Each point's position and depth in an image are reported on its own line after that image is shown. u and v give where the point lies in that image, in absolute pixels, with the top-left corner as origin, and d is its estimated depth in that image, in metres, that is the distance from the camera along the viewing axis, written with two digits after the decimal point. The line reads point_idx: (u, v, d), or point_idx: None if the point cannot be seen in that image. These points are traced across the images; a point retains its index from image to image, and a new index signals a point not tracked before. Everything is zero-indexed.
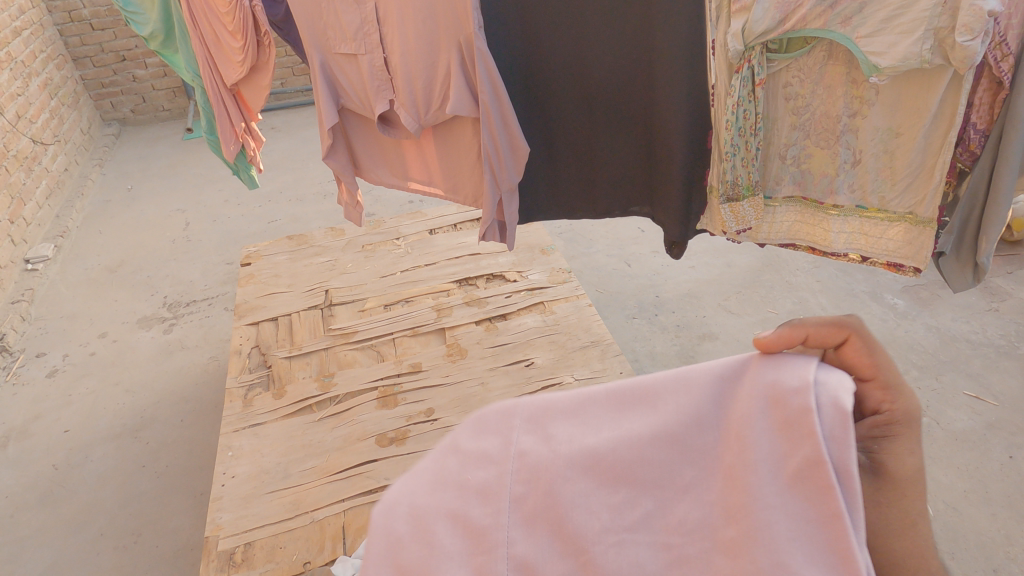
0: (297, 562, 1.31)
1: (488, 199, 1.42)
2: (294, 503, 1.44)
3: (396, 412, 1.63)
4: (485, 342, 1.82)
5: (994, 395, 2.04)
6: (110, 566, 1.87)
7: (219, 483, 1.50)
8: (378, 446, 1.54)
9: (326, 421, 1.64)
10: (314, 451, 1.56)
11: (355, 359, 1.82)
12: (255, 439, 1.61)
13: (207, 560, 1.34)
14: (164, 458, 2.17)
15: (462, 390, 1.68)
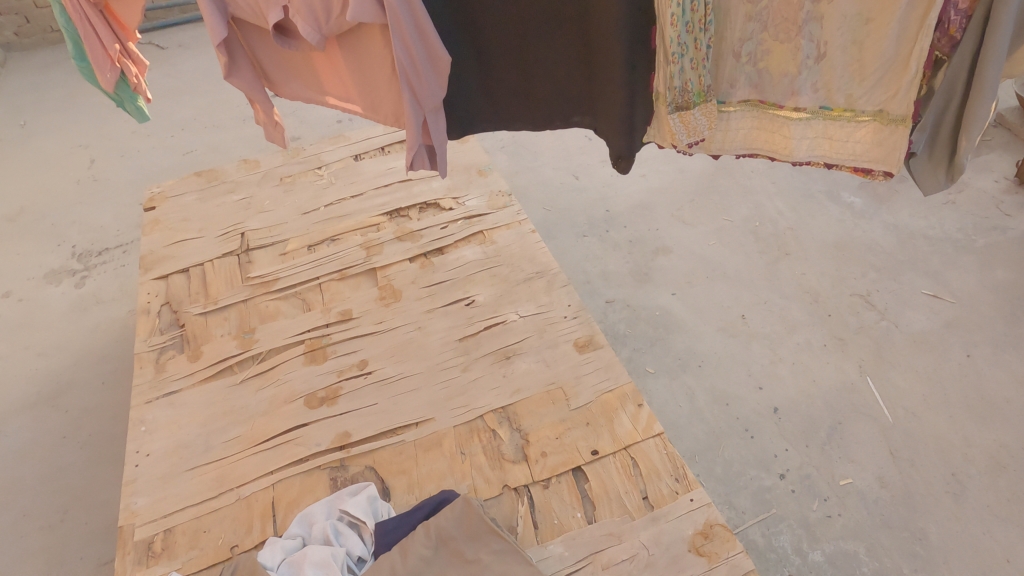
0: (224, 546, 1.19)
1: (410, 122, 1.21)
2: (217, 479, 1.30)
3: (326, 367, 1.48)
4: (421, 282, 1.65)
5: (952, 292, 1.99)
6: (37, 548, 1.74)
7: (132, 464, 1.35)
8: (308, 408, 1.40)
9: (250, 382, 1.48)
10: (237, 418, 1.41)
11: (278, 310, 1.64)
12: (171, 409, 1.45)
13: (123, 552, 1.21)
14: (87, 426, 2.00)
15: (398, 337, 1.53)
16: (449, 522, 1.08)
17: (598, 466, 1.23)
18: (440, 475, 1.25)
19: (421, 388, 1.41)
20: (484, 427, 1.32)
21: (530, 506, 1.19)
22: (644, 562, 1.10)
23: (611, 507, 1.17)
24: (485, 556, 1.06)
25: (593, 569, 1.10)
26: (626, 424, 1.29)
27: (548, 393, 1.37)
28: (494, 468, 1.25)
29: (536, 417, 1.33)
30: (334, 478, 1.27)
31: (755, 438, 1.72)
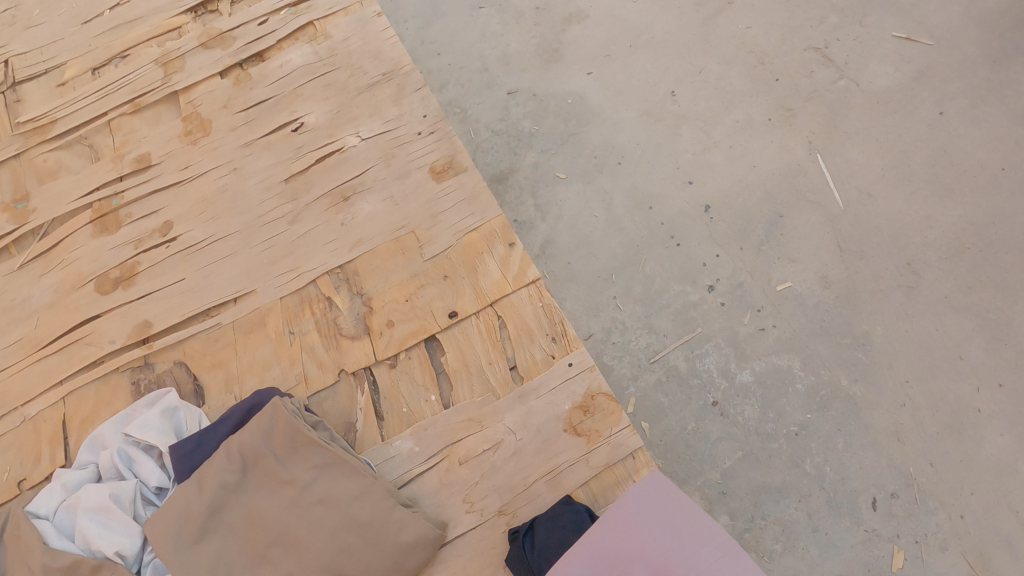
0: (10, 483, 0.97)
1: None
2: None
3: (120, 238, 1.15)
4: (235, 104, 1.23)
5: (929, 32, 1.58)
6: None
7: None
8: (100, 294, 1.10)
9: (30, 267, 1.16)
10: (18, 317, 1.12)
11: (60, 165, 1.26)
12: None
13: None
14: None
15: (208, 185, 1.17)
16: (254, 438, 0.84)
17: (456, 333, 0.97)
18: (263, 365, 1.00)
19: (238, 252, 1.10)
20: (317, 296, 1.04)
21: (372, 393, 0.95)
22: (510, 451, 0.88)
23: (471, 385, 0.93)
24: (303, 475, 0.84)
25: (448, 466, 0.88)
26: (493, 272, 1.00)
27: (396, 243, 1.06)
28: (328, 348, 0.99)
29: (381, 276, 1.03)
30: (136, 382, 1.02)
31: (681, 246, 1.45)
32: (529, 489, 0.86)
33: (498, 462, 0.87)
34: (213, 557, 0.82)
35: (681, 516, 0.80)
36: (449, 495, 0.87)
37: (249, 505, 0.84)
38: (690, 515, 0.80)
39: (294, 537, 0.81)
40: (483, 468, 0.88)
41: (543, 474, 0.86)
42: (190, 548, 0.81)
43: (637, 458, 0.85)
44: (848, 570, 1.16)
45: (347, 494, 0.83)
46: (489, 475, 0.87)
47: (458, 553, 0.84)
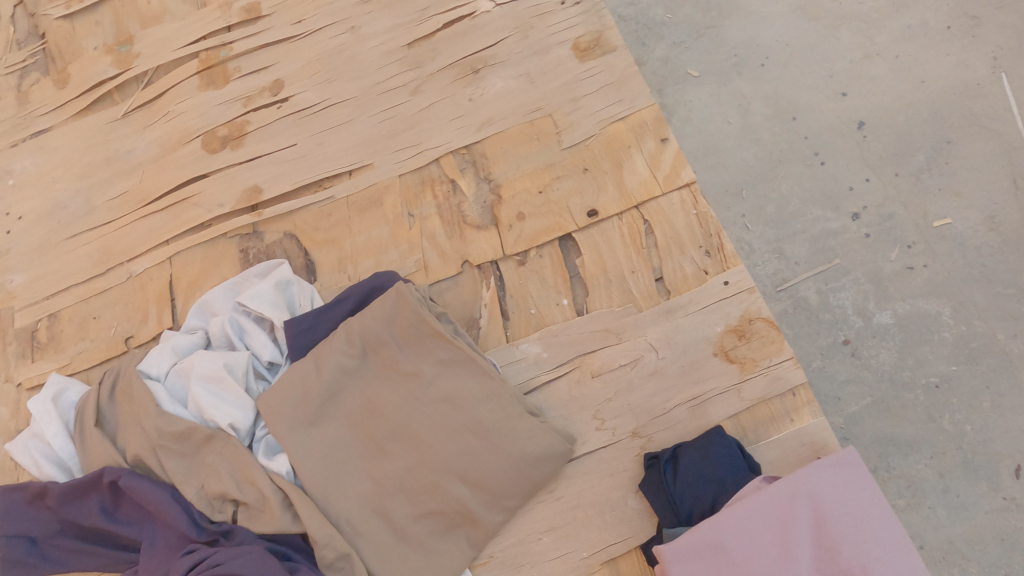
0: (117, 339, 0.95)
1: None
2: (103, 253, 1.01)
3: (227, 94, 1.06)
4: None
5: None
6: None
7: (3, 232, 1.06)
8: (207, 154, 1.02)
9: (134, 118, 1.10)
10: (123, 169, 1.07)
11: (163, 9, 1.16)
12: (41, 157, 1.11)
13: (6, 344, 0.99)
14: None
15: (323, 44, 1.05)
16: (376, 324, 0.78)
17: (595, 235, 0.86)
18: (380, 246, 0.92)
19: (354, 121, 1.00)
20: (440, 177, 0.94)
21: (498, 290, 0.86)
22: (649, 370, 0.80)
23: (610, 294, 0.83)
24: (427, 368, 0.77)
25: (579, 377, 0.81)
26: (641, 170, 0.88)
27: (530, 127, 0.94)
28: (451, 237, 0.90)
29: (512, 162, 0.93)
30: (244, 250, 0.96)
31: (825, 165, 1.29)
32: (668, 413, 0.78)
33: (635, 380, 0.80)
34: (328, 442, 0.77)
35: (857, 495, 0.67)
36: (578, 409, 0.80)
37: (367, 393, 0.78)
38: (867, 495, 0.67)
39: (413, 433, 0.76)
40: (617, 384, 0.80)
41: (686, 399, 0.78)
42: (306, 430, 0.77)
43: (798, 396, 0.76)
44: (977, 537, 1.07)
45: (472, 395, 0.76)
46: (624, 393, 0.80)
47: (586, 471, 0.77)
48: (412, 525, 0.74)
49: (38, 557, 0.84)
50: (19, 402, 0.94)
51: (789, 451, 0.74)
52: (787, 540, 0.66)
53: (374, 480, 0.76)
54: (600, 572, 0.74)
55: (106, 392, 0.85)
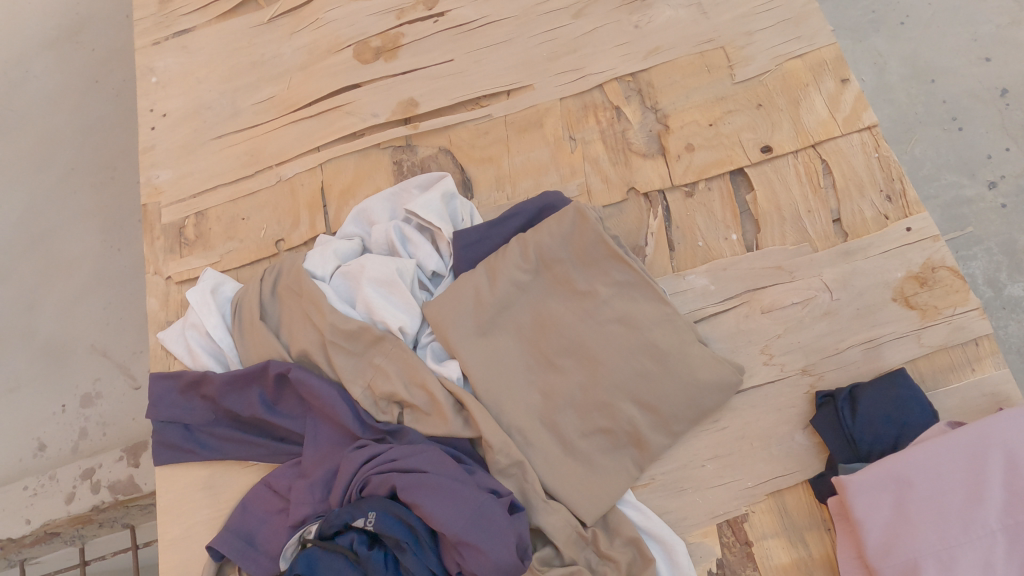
0: (267, 241, 0.95)
1: None
2: (251, 155, 1.01)
3: (379, 5, 1.04)
4: None
5: None
6: (92, 208, 1.60)
7: (147, 128, 1.07)
8: (359, 64, 1.01)
9: (280, 24, 1.08)
10: (269, 74, 1.06)
11: None
12: (184, 57, 1.11)
13: (153, 238, 1.00)
14: (118, 71, 1.72)
15: None
16: (554, 240, 0.78)
17: (769, 172, 0.85)
18: (540, 168, 0.91)
19: (513, 40, 0.97)
20: (603, 103, 0.92)
21: (665, 220, 0.85)
22: (822, 310, 0.79)
23: (783, 232, 0.82)
24: (603, 289, 0.77)
25: (747, 312, 0.80)
26: (819, 111, 0.86)
27: (701, 58, 0.92)
28: (616, 163, 0.89)
29: (681, 93, 0.91)
30: (398, 163, 0.95)
31: (964, 131, 1.25)
32: (841, 354, 0.77)
33: (806, 319, 0.79)
34: (499, 353, 0.78)
35: None
36: (746, 343, 0.79)
37: (540, 307, 0.79)
38: None
39: (587, 350, 0.76)
40: (787, 322, 0.79)
41: (861, 342, 0.77)
42: (478, 339, 0.78)
43: (980, 347, 0.75)
44: None
45: (648, 318, 0.76)
46: (794, 331, 0.79)
47: (752, 404, 0.77)
48: (581, 441, 0.75)
49: (195, 444, 0.87)
50: (168, 295, 0.96)
51: (968, 400, 0.73)
52: (978, 480, 0.64)
53: (544, 394, 0.76)
54: (764, 503, 0.74)
55: (268, 289, 0.86)
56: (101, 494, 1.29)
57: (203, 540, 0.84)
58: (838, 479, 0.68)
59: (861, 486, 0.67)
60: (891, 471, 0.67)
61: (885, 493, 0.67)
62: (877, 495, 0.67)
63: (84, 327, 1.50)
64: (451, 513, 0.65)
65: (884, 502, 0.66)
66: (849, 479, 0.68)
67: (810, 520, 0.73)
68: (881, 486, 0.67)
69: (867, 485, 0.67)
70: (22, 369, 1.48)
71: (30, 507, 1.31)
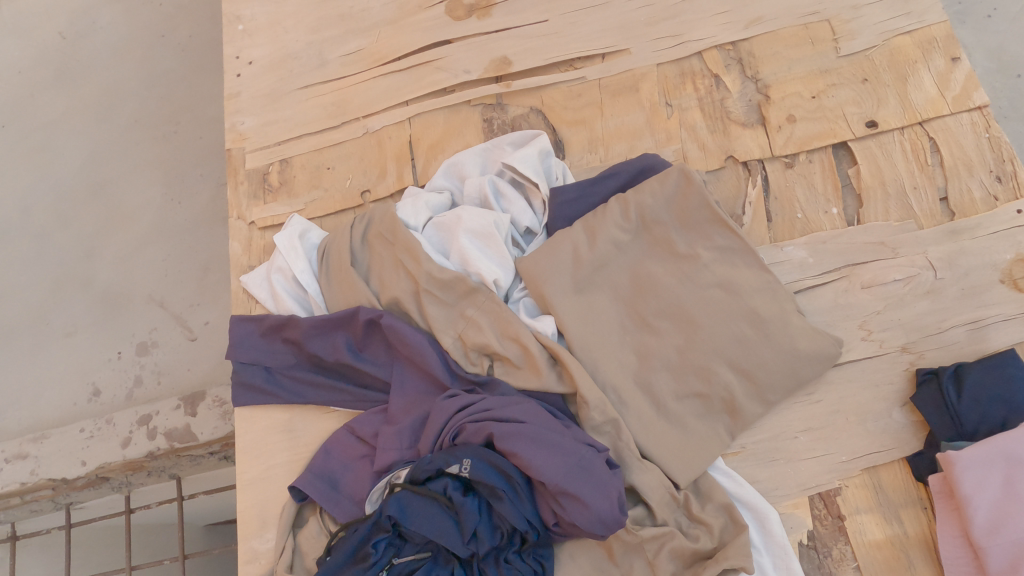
0: (353, 191, 0.95)
1: None
2: (338, 106, 1.01)
3: None
4: None
5: None
6: (154, 160, 1.61)
7: (233, 75, 1.07)
8: (451, 20, 1.00)
9: None
10: (357, 26, 1.05)
11: None
12: (272, 6, 1.10)
13: (237, 183, 1.01)
14: (184, 26, 1.73)
15: None
16: (656, 202, 0.77)
17: (873, 147, 0.84)
18: (634, 132, 0.90)
19: (610, 3, 0.96)
20: (702, 71, 0.91)
21: (763, 190, 0.84)
22: (925, 288, 0.77)
23: (887, 207, 0.81)
24: (704, 253, 0.77)
25: (847, 287, 0.79)
26: (928, 88, 0.84)
27: (804, 30, 0.90)
28: (714, 131, 0.88)
29: (783, 64, 0.89)
30: (488, 120, 0.95)
31: None
32: (944, 333, 0.76)
33: (908, 297, 0.78)
34: (594, 311, 0.77)
35: None
36: (844, 318, 0.78)
37: (638, 268, 0.78)
38: None
39: (686, 313, 0.76)
40: (888, 299, 0.78)
41: (965, 322, 0.75)
42: (573, 297, 0.77)
43: None
44: None
45: (749, 285, 0.75)
46: (895, 308, 0.78)
47: (849, 379, 0.76)
48: (675, 404, 0.74)
49: (275, 386, 0.87)
50: (251, 240, 0.96)
51: None
52: None
53: (639, 354, 0.76)
54: (858, 478, 0.73)
55: (359, 237, 0.87)
56: (157, 441, 1.29)
57: (281, 482, 0.84)
58: (942, 454, 0.68)
59: (968, 461, 0.66)
60: (1001, 447, 0.65)
61: (995, 470, 0.65)
62: (986, 472, 0.65)
63: (143, 277, 1.52)
64: (552, 463, 0.65)
65: (993, 479, 0.65)
66: (955, 454, 0.67)
67: (905, 497, 0.72)
68: (989, 462, 0.65)
69: (974, 461, 0.66)
70: (81, 315, 1.50)
71: (86, 449, 1.32)
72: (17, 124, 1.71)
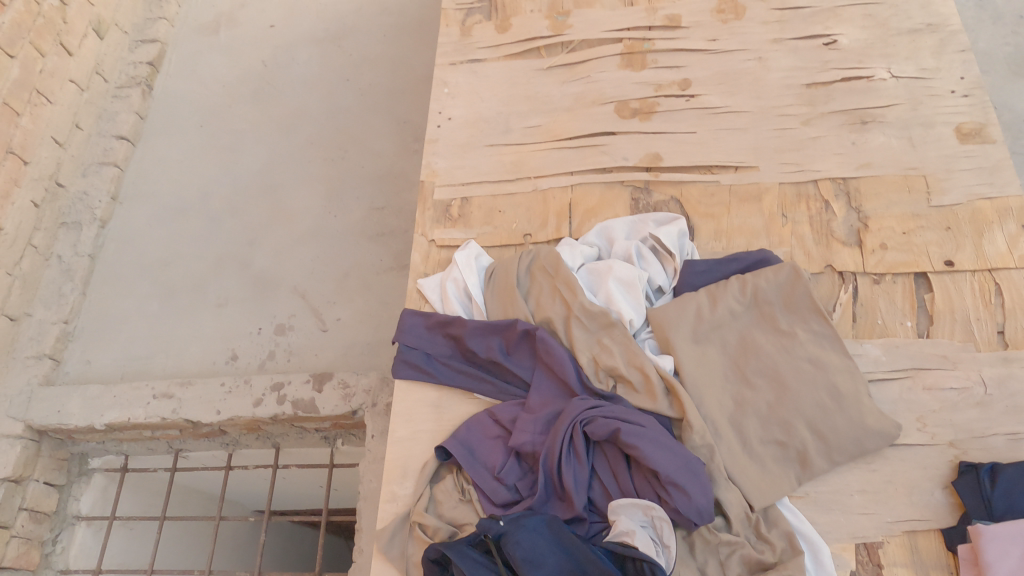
0: (517, 233, 1.19)
1: None
2: (515, 165, 1.27)
3: (643, 78, 1.30)
4: (772, 2, 1.32)
5: None
6: (320, 176, 1.90)
7: (434, 125, 1.35)
8: (618, 118, 1.26)
9: (556, 73, 1.35)
10: (540, 107, 1.32)
11: None
12: (474, 78, 1.39)
13: (423, 208, 1.26)
14: (367, 74, 2.06)
15: (732, 62, 1.28)
16: (769, 285, 0.99)
17: (947, 281, 1.03)
18: (753, 231, 1.12)
19: (748, 130, 1.21)
20: (815, 195, 1.14)
21: (852, 297, 1.05)
22: (975, 399, 0.95)
23: (953, 329, 1.00)
24: (801, 333, 0.97)
25: (911, 385, 0.97)
26: (999, 244, 1.04)
27: (904, 180, 1.12)
28: (818, 244, 1.09)
29: (883, 203, 1.11)
30: (636, 199, 1.19)
31: None
32: (986, 438, 0.93)
33: (961, 404, 0.95)
34: (705, 360, 0.97)
35: None
36: (905, 410, 0.96)
37: (745, 334, 0.99)
38: None
39: (779, 376, 0.95)
40: (944, 401, 0.96)
41: (1006, 432, 0.93)
42: (691, 345, 0.98)
43: None
44: None
45: (832, 364, 0.95)
46: (949, 410, 0.95)
47: (902, 458, 0.94)
48: (759, 445, 0.93)
49: (432, 369, 1.08)
50: (429, 253, 1.21)
51: None
52: None
53: (736, 401, 0.95)
54: (899, 538, 0.90)
55: (524, 266, 1.10)
56: (284, 406, 1.52)
57: (423, 444, 1.04)
58: (974, 527, 0.84)
59: (995, 535, 0.82)
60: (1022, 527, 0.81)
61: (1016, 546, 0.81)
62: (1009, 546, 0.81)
63: (291, 269, 1.77)
64: (665, 460, 0.85)
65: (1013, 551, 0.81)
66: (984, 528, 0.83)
67: (936, 561, 0.88)
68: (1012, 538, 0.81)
69: (1000, 536, 0.82)
70: (234, 290, 1.76)
71: (222, 400, 1.55)
72: (213, 127, 2.05)
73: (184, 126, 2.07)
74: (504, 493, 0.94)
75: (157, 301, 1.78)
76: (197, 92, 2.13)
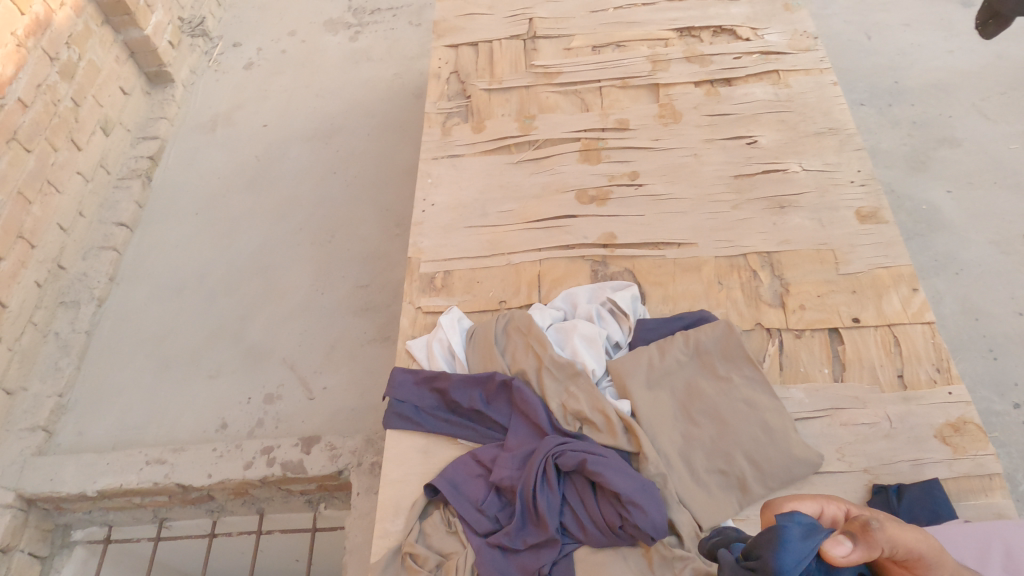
0: (494, 300, 1.37)
1: None
2: (491, 243, 1.46)
3: (599, 170, 1.53)
4: (703, 109, 1.59)
5: None
6: (309, 257, 2.07)
7: (420, 209, 1.55)
8: (578, 203, 1.48)
9: (525, 166, 1.58)
10: (512, 194, 1.54)
11: (558, 105, 1.66)
12: (453, 170, 1.61)
13: (411, 280, 1.44)
14: (353, 167, 2.28)
15: (672, 158, 1.52)
16: (708, 338, 1.18)
17: (856, 335, 1.23)
18: (695, 296, 1.32)
19: (688, 213, 1.44)
20: (745, 266, 1.35)
21: (779, 349, 1.23)
22: (883, 432, 1.13)
23: (862, 374, 1.19)
24: (736, 378, 1.15)
25: (830, 422, 1.15)
26: (895, 304, 1.26)
27: (817, 253, 1.34)
28: (749, 306, 1.29)
29: (801, 272, 1.32)
30: (595, 270, 1.38)
31: (998, 361, 1.62)
32: (894, 464, 1.10)
33: (872, 436, 1.13)
34: (658, 403, 1.14)
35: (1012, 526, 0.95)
36: (826, 442, 1.13)
37: (691, 380, 1.16)
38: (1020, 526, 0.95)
39: (719, 414, 1.12)
40: (858, 434, 1.13)
41: (910, 458, 1.10)
42: (645, 390, 1.15)
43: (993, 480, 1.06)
44: None
45: (763, 404, 1.13)
46: (862, 441, 1.13)
47: (826, 482, 1.09)
48: (706, 474, 1.08)
49: (420, 418, 1.22)
50: (416, 318, 1.37)
51: (980, 513, 1.04)
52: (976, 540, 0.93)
53: (685, 437, 1.11)
54: None
55: (501, 327, 1.27)
56: (273, 467, 1.61)
57: (413, 485, 1.16)
58: None
59: None
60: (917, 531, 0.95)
61: None
62: None
63: (281, 342, 1.90)
64: (624, 483, 1.00)
65: None
66: None
67: None
68: None
69: None
70: (226, 362, 1.88)
71: (214, 464, 1.64)
72: (209, 214, 2.22)
73: (182, 213, 2.24)
74: (486, 522, 1.07)
75: (150, 373, 1.88)
76: (195, 183, 2.31)
